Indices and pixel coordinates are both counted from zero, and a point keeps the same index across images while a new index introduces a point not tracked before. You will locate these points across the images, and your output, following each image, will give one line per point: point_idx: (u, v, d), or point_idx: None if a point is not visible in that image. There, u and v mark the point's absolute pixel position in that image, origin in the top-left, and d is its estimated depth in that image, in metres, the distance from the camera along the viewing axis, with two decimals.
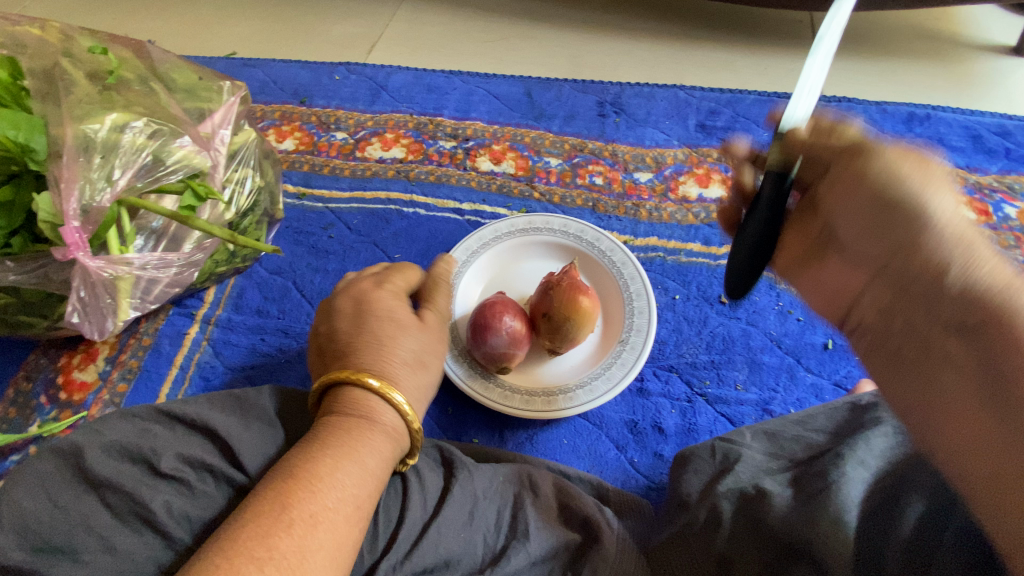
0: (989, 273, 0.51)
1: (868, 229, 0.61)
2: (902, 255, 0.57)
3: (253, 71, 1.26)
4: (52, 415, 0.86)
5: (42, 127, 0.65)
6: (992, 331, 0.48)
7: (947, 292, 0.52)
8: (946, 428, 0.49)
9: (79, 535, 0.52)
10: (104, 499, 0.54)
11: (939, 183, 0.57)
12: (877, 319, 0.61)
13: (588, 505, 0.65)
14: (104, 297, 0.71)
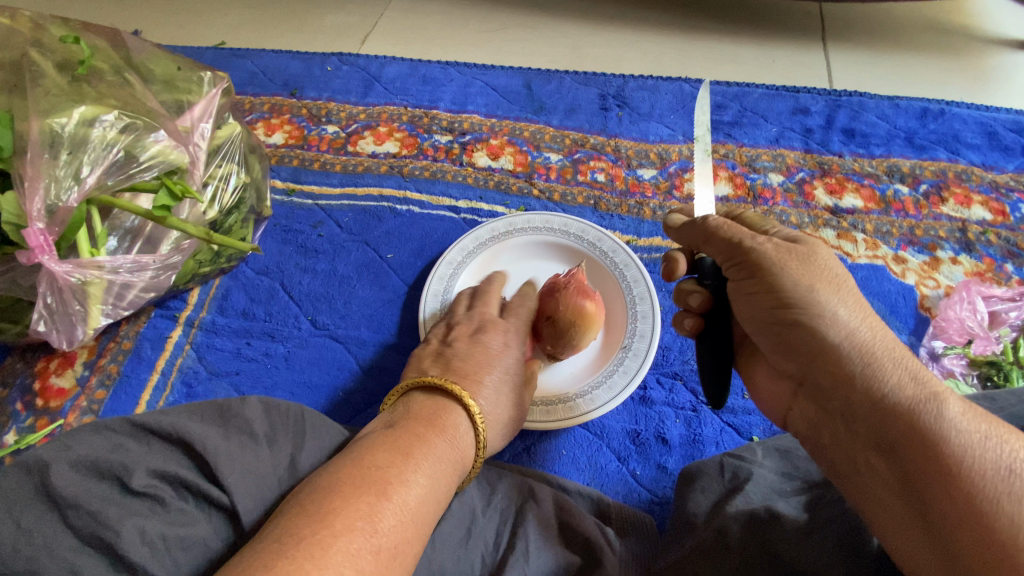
0: (893, 380, 0.50)
1: (778, 346, 0.60)
2: (813, 373, 0.56)
3: (242, 61, 1.21)
4: (28, 423, 0.82)
5: (8, 122, 0.61)
6: (908, 455, 0.48)
7: (861, 407, 0.52)
8: (896, 544, 0.49)
9: (41, 560, 0.48)
10: (69, 521, 0.50)
11: (822, 284, 0.56)
12: (810, 430, 0.60)
13: (589, 525, 0.62)
14: (73, 304, 0.66)
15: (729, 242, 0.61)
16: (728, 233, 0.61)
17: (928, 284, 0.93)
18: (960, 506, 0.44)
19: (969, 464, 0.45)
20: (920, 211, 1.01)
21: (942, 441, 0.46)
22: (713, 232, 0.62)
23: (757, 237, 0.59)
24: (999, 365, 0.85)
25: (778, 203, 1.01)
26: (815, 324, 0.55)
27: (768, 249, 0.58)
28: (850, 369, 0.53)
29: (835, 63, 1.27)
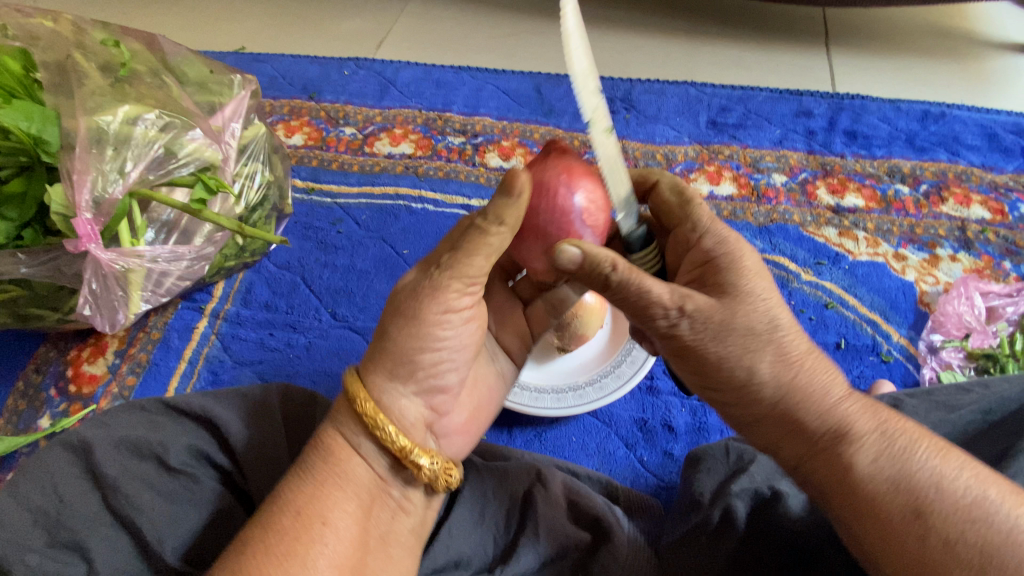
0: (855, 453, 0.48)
1: (725, 415, 0.56)
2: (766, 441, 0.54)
3: (262, 66, 1.26)
4: (62, 408, 0.86)
5: (55, 119, 0.66)
6: (832, 498, 0.49)
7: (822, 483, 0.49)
8: None
9: (85, 533, 0.49)
10: (108, 498, 0.51)
11: (736, 337, 0.52)
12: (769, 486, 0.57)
13: (598, 505, 0.62)
14: (116, 290, 0.71)
15: (645, 313, 0.53)
16: (629, 294, 0.52)
17: (927, 280, 0.96)
18: (882, 543, 0.45)
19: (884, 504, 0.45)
20: (920, 211, 1.03)
21: (862, 484, 0.47)
22: (627, 301, 0.53)
23: (665, 294, 0.51)
24: (996, 358, 0.88)
25: (781, 203, 1.04)
26: (739, 384, 0.52)
27: (685, 329, 0.52)
28: (772, 417, 0.52)
29: (837, 67, 1.30)
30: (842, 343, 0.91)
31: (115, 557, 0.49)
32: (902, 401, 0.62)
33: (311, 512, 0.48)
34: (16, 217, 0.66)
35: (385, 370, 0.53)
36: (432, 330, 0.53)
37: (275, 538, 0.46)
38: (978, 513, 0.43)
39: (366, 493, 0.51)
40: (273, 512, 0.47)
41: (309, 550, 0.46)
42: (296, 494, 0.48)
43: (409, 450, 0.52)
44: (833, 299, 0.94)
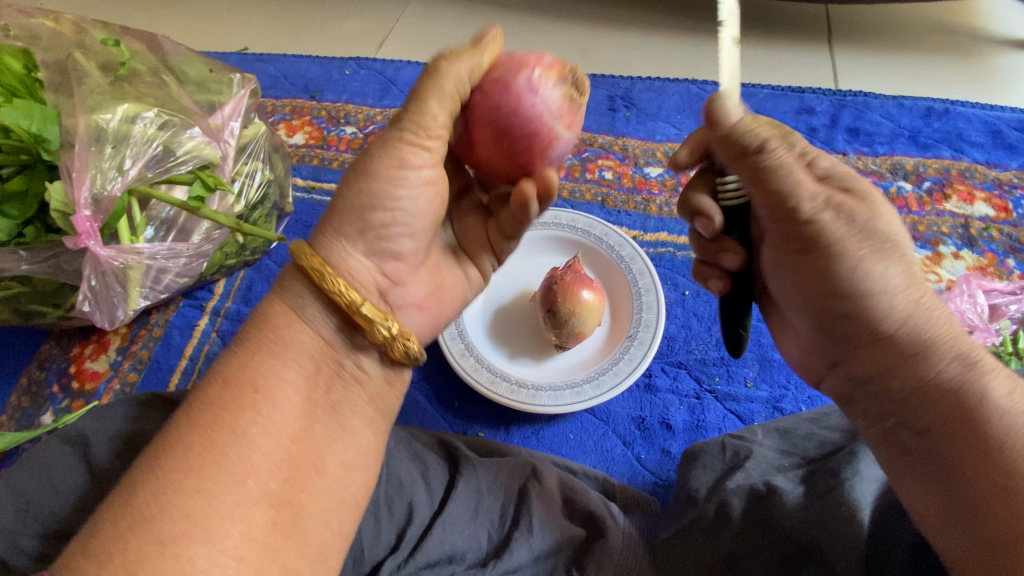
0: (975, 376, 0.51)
1: (825, 322, 0.58)
2: (867, 350, 0.56)
3: (265, 66, 1.27)
4: (64, 404, 0.87)
5: (55, 117, 0.67)
6: (937, 420, 0.51)
7: (928, 389, 0.52)
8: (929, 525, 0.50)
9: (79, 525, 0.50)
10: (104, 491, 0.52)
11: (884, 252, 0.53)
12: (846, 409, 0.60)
13: (593, 500, 0.63)
14: (115, 287, 0.71)
15: (774, 200, 0.54)
16: (776, 176, 0.53)
17: (930, 278, 0.95)
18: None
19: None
20: (923, 208, 1.02)
21: (1002, 411, 0.49)
22: (764, 176, 0.53)
23: (813, 190, 0.53)
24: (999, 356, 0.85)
25: None
26: (862, 292, 0.53)
27: (827, 219, 0.53)
28: (938, 349, 0.52)
29: (841, 64, 1.30)
30: None
31: None
32: None
33: (242, 383, 0.50)
34: (17, 214, 0.68)
35: (337, 232, 0.55)
36: (385, 185, 0.54)
37: (203, 409, 0.48)
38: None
39: (310, 362, 0.53)
40: (206, 384, 0.50)
41: (238, 420, 0.48)
42: (230, 366, 0.51)
43: (357, 304, 0.53)
44: None
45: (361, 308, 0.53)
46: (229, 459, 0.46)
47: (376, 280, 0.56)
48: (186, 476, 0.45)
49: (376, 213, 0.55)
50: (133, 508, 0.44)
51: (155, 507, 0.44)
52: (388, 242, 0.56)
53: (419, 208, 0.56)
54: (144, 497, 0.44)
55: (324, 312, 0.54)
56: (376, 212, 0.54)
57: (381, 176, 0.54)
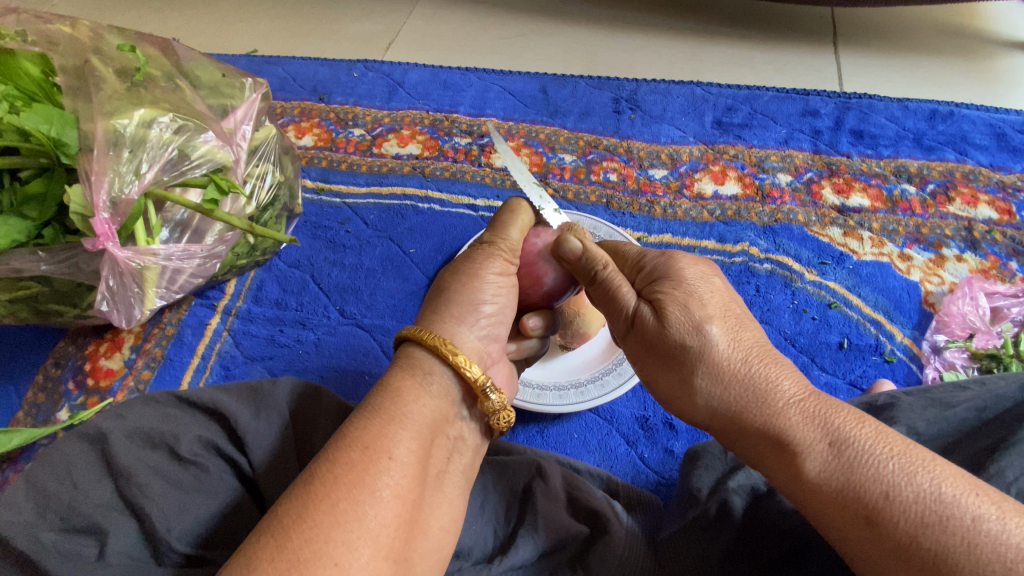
0: (788, 459, 0.49)
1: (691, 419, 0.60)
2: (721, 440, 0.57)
3: (274, 68, 1.29)
4: (80, 401, 0.89)
5: (74, 123, 0.69)
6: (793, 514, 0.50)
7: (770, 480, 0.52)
8: None
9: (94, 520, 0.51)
10: (120, 488, 0.53)
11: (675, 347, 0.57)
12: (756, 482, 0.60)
13: (597, 499, 0.64)
14: (132, 287, 0.73)
15: (612, 319, 0.63)
16: (608, 294, 0.62)
17: (932, 280, 0.96)
18: (853, 542, 0.45)
19: (894, 500, 0.44)
20: (926, 210, 1.03)
21: (814, 494, 0.47)
22: (606, 296, 0.63)
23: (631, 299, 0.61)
24: (1001, 358, 0.87)
25: (786, 202, 1.04)
26: (685, 396, 0.57)
27: (643, 323, 0.59)
28: (753, 441, 0.52)
29: (846, 66, 1.30)
30: (845, 342, 0.91)
31: (126, 543, 0.51)
32: (899, 399, 0.61)
33: (378, 447, 0.47)
34: (37, 217, 0.70)
35: (454, 316, 0.58)
36: (489, 288, 0.60)
37: (345, 468, 0.46)
38: (931, 517, 0.42)
39: (428, 430, 0.51)
40: (341, 445, 0.47)
41: (376, 480, 0.46)
42: (364, 431, 0.48)
43: (483, 380, 0.54)
44: (837, 299, 0.94)
45: (486, 384, 0.54)
46: (370, 515, 0.44)
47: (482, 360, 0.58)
48: (335, 528, 0.43)
49: (478, 309, 0.59)
50: (288, 551, 0.41)
51: (309, 552, 0.41)
52: (492, 326, 0.60)
53: (510, 302, 0.62)
54: (299, 541, 0.42)
55: (450, 382, 0.54)
56: (481, 305, 0.59)
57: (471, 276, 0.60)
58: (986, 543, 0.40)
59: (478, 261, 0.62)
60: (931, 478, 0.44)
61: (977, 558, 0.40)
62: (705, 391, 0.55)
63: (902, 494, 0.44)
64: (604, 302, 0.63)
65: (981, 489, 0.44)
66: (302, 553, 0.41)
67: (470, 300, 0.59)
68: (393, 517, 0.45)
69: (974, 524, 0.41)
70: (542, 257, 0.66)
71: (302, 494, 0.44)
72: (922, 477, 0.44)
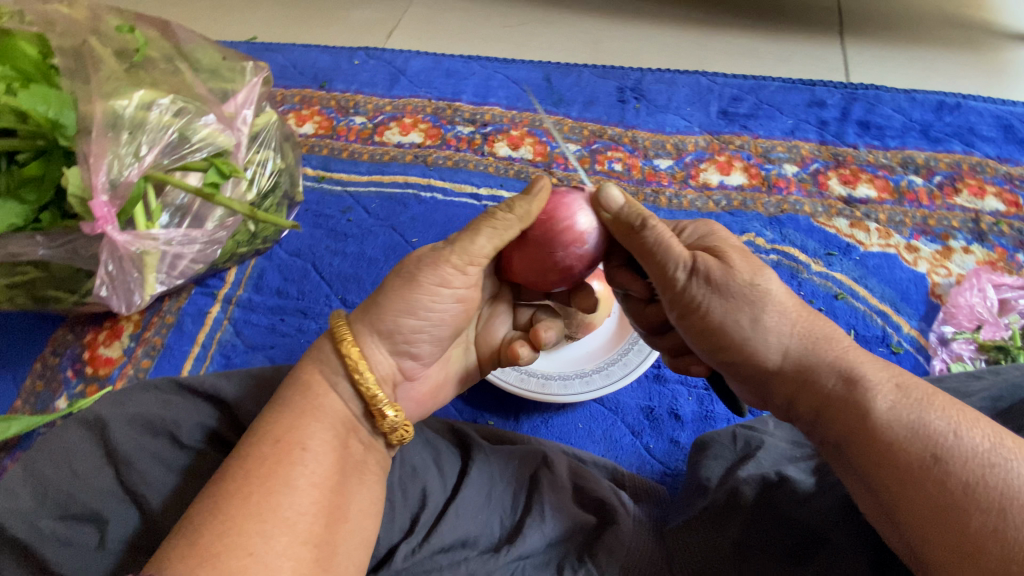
0: (862, 393, 0.48)
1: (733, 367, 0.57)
2: (774, 382, 0.54)
3: (274, 55, 1.27)
4: (78, 389, 0.88)
5: (72, 103, 0.67)
6: (856, 452, 0.47)
7: (832, 418, 0.50)
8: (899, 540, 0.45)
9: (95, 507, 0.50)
10: (119, 476, 0.51)
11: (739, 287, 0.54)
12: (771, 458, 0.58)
13: (603, 488, 0.64)
14: (131, 272, 0.72)
15: (661, 268, 0.57)
16: (655, 246, 0.57)
17: (939, 272, 0.95)
18: (918, 476, 0.44)
19: (960, 441, 0.44)
20: (933, 202, 1.02)
21: (881, 430, 0.46)
22: (651, 249, 0.57)
23: (684, 251, 0.57)
24: (1008, 350, 0.87)
25: (792, 193, 1.04)
26: (743, 333, 0.54)
27: (698, 270, 0.56)
28: (815, 381, 0.51)
29: (852, 58, 1.29)
30: (852, 333, 0.90)
31: (126, 531, 0.50)
32: None
33: (290, 440, 0.50)
34: (34, 201, 0.68)
35: (371, 322, 0.56)
36: (422, 297, 0.56)
37: (258, 461, 0.48)
38: (994, 459, 0.43)
39: (342, 425, 0.53)
40: (252, 442, 0.49)
41: (290, 471, 0.48)
42: (276, 424, 0.51)
43: (379, 398, 0.54)
44: (843, 290, 0.94)
45: (381, 402, 0.54)
46: (284, 505, 0.46)
47: (390, 376, 0.58)
48: (249, 518, 0.45)
49: (408, 319, 0.56)
50: (200, 547, 0.43)
51: (221, 545, 0.43)
52: (410, 344, 0.57)
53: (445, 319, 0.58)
54: (211, 536, 0.43)
55: (352, 393, 0.55)
56: (405, 317, 0.56)
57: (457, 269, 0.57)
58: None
59: (421, 264, 0.56)
60: (993, 430, 0.45)
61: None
62: (772, 328, 0.53)
63: (969, 435, 0.44)
64: (647, 254, 0.58)
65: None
66: (213, 547, 0.43)
67: (395, 310, 0.55)
68: (310, 504, 0.48)
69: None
70: (578, 210, 0.60)
71: (224, 488, 0.46)
72: (984, 426, 0.45)
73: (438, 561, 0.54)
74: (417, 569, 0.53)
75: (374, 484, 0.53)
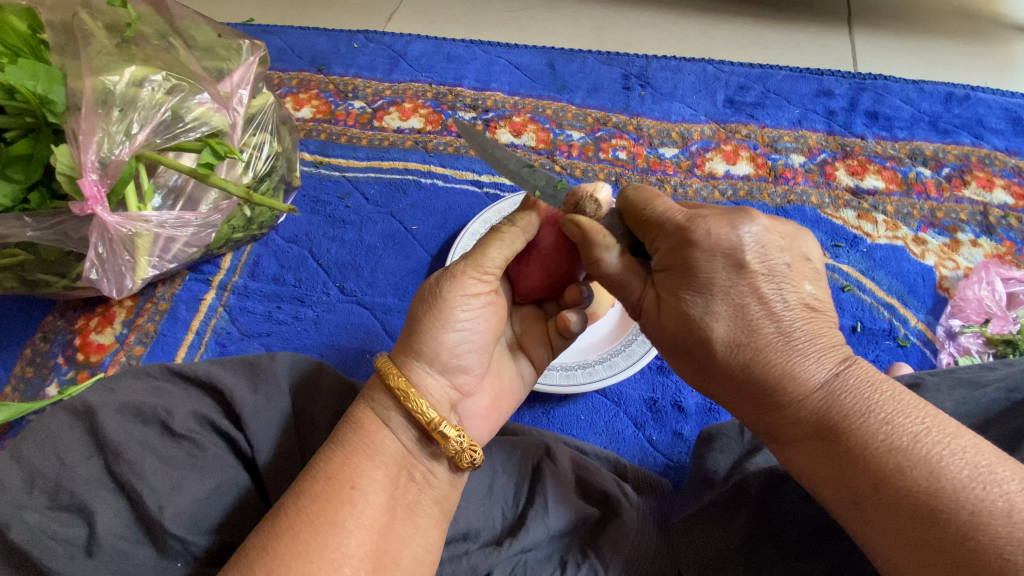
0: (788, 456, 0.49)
1: None
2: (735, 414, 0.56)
3: (271, 37, 1.24)
4: (69, 376, 0.86)
5: (61, 79, 0.65)
6: None
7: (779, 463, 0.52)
8: None
9: (85, 496, 0.48)
10: (108, 465, 0.50)
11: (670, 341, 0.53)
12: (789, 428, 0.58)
13: (607, 480, 0.63)
14: (123, 254, 0.71)
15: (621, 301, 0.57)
16: (611, 285, 0.56)
17: (947, 265, 0.94)
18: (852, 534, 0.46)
19: (888, 504, 0.42)
20: (941, 194, 1.01)
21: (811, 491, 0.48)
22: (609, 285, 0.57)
23: (634, 292, 0.54)
24: (1016, 344, 0.86)
25: (799, 183, 1.02)
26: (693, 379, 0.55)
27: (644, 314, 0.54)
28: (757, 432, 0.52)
29: (859, 48, 1.26)
30: (858, 326, 0.89)
31: (116, 524, 0.48)
32: (923, 379, 0.60)
33: (342, 478, 0.48)
34: (23, 180, 0.66)
35: (411, 349, 0.55)
36: (454, 312, 0.55)
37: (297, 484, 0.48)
38: (918, 534, 0.41)
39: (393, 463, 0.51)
40: (304, 479, 0.48)
41: (338, 512, 0.47)
42: (329, 462, 0.49)
43: (436, 423, 0.52)
44: (850, 283, 0.93)
45: (439, 426, 0.52)
46: (331, 545, 0.45)
47: (446, 396, 0.56)
48: (296, 558, 0.44)
49: (447, 335, 0.55)
50: None
51: None
52: (457, 360, 0.56)
53: (482, 329, 0.57)
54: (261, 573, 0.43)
55: (406, 423, 0.53)
56: (445, 333, 0.54)
57: (474, 274, 0.57)
58: (979, 544, 0.38)
59: (441, 282, 0.56)
60: (935, 473, 0.41)
61: (967, 563, 0.39)
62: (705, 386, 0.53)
63: (895, 505, 0.42)
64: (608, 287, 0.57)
65: (993, 476, 0.41)
66: None
67: (432, 328, 0.54)
68: (358, 547, 0.46)
69: (970, 523, 0.39)
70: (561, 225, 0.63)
71: (276, 524, 0.46)
72: (923, 483, 0.41)
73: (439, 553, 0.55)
74: None
75: (428, 529, 0.51)
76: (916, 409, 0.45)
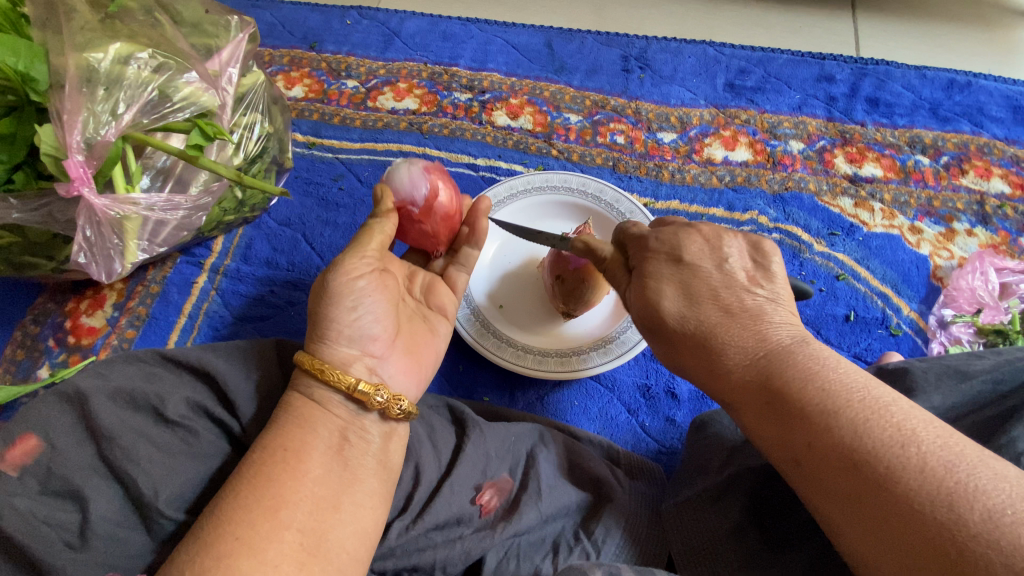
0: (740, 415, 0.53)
1: None
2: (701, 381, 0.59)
3: (261, 12, 1.20)
4: (61, 359, 0.86)
5: (42, 55, 0.62)
6: None
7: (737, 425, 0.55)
8: None
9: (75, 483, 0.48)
10: (102, 452, 0.49)
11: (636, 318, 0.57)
12: None
13: (599, 466, 0.64)
14: (111, 237, 0.69)
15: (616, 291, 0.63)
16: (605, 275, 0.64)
17: (942, 255, 0.95)
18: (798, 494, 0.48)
19: (817, 458, 0.45)
20: (939, 182, 1.01)
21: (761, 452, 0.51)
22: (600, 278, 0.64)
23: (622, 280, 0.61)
24: (1006, 334, 0.87)
25: (797, 170, 1.01)
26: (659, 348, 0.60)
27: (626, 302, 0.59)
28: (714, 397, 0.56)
29: (863, 32, 1.24)
30: (851, 314, 0.90)
31: (110, 510, 0.48)
32: (913, 368, 0.60)
33: None
34: (6, 159, 0.64)
35: (319, 335, 0.57)
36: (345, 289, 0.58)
37: (273, 465, 0.48)
38: (844, 489, 0.43)
39: None
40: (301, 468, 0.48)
41: None
42: None
43: (353, 386, 0.54)
44: (845, 271, 0.93)
45: (355, 388, 0.54)
46: None
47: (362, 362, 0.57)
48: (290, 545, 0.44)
49: (348, 312, 0.57)
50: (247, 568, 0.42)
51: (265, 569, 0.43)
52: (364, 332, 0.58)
53: (376, 299, 0.60)
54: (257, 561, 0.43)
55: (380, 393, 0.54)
56: (342, 312, 0.57)
57: (352, 257, 0.60)
58: (893, 495, 0.41)
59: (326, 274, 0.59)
60: (860, 433, 0.43)
61: (891, 514, 0.40)
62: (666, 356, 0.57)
63: (823, 462, 0.45)
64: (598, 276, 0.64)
65: (914, 437, 0.42)
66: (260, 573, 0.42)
67: (330, 312, 0.57)
68: None
69: (886, 476, 0.41)
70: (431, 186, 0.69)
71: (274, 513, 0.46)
72: (850, 439, 0.44)
73: (433, 538, 0.54)
74: (411, 546, 0.54)
75: None
76: (858, 378, 0.47)
